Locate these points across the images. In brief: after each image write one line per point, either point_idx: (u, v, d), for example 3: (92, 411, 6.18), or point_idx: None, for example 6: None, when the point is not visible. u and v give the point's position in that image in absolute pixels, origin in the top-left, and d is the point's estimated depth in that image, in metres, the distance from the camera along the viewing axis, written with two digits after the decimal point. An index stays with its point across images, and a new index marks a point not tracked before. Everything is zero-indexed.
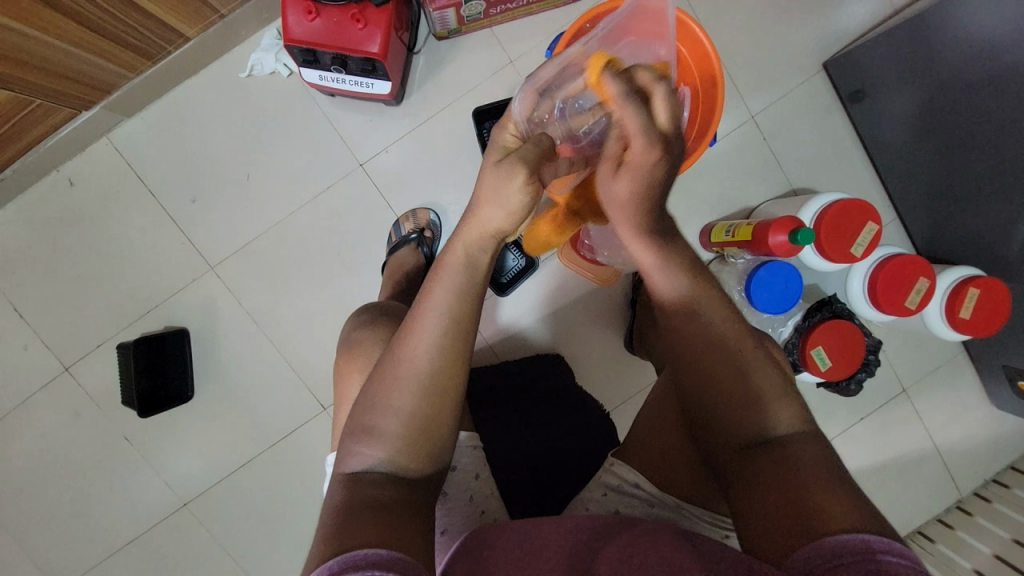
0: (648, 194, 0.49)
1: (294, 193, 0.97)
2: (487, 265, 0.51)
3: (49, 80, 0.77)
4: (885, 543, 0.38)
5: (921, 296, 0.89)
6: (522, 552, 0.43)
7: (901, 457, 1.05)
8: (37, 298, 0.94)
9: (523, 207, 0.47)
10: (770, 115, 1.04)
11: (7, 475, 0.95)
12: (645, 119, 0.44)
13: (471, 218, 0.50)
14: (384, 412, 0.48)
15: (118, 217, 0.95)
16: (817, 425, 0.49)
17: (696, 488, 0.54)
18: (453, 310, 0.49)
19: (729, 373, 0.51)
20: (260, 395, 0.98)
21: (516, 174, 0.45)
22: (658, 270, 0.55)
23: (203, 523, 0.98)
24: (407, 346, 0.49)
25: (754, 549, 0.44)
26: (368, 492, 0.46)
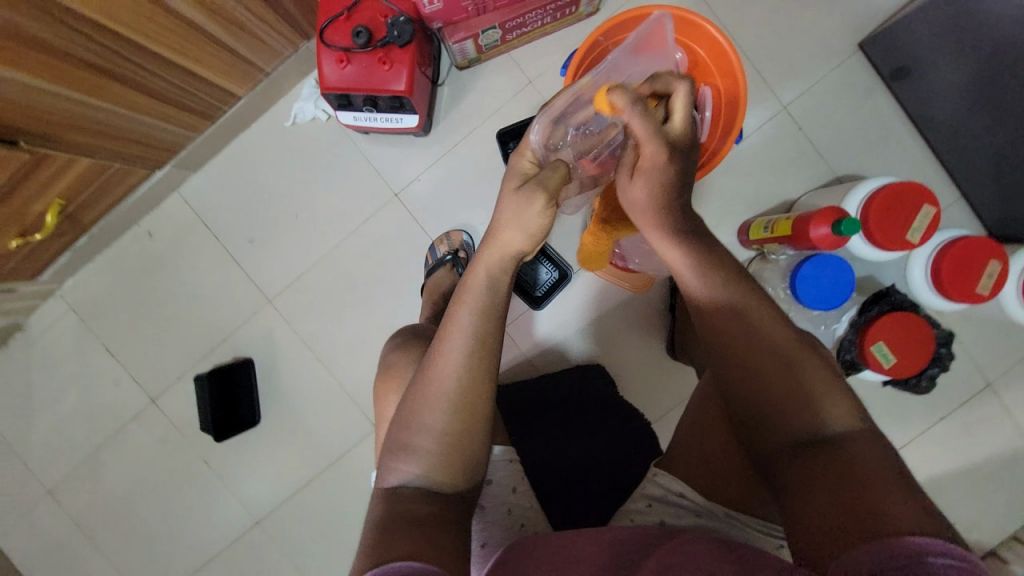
0: (664, 193, 0.56)
1: (339, 226, 1.04)
2: (505, 285, 0.55)
3: (125, 146, 0.85)
4: (940, 545, 0.36)
5: (994, 281, 0.82)
6: (558, 557, 0.43)
7: (991, 458, 0.95)
8: (127, 339, 1.06)
9: (541, 228, 0.54)
10: (804, 103, 1.00)
11: (108, 498, 1.06)
12: (655, 124, 0.52)
13: (492, 242, 0.54)
14: (418, 429, 0.51)
15: (190, 261, 1.06)
16: (874, 422, 0.46)
17: (744, 497, 0.53)
18: (478, 329, 0.52)
19: (771, 371, 0.48)
20: (318, 417, 1.04)
21: (536, 198, 0.52)
22: (692, 274, 0.54)
23: (273, 540, 1.05)
24: (435, 365, 0.52)
25: (806, 559, 0.41)
26: (405, 507, 0.48)
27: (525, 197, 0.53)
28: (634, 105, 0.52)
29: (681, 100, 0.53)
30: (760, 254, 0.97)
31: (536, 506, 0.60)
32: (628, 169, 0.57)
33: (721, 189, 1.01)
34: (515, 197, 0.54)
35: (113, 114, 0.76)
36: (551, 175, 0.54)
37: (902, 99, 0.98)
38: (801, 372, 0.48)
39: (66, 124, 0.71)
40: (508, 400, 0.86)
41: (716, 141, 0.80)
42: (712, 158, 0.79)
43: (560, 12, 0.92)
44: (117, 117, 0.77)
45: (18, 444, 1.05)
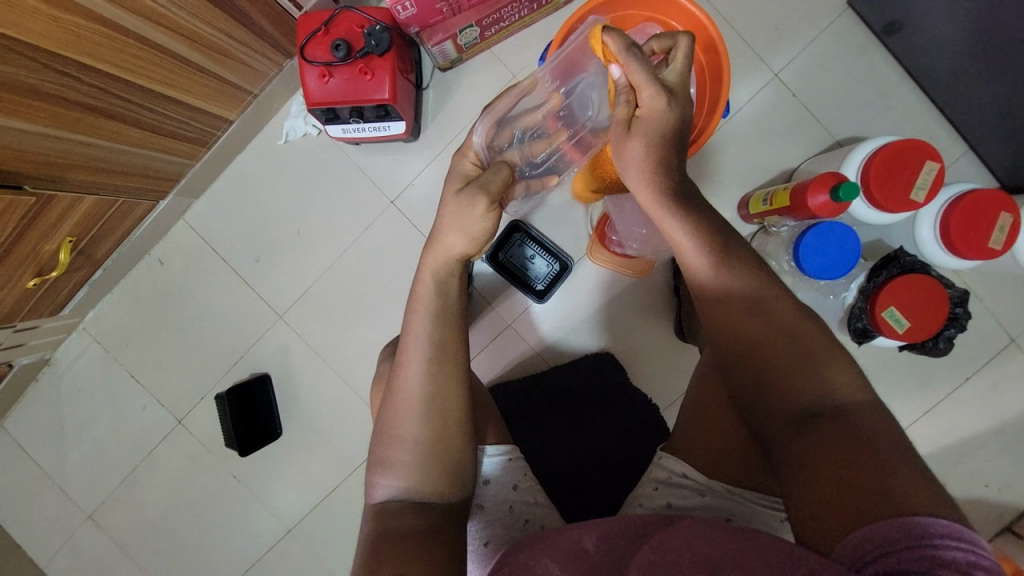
0: (662, 147, 0.55)
1: (340, 237, 1.06)
2: (456, 288, 0.58)
3: (128, 179, 0.88)
4: (943, 527, 0.34)
5: (1006, 234, 0.79)
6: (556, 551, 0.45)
7: (1019, 414, 0.92)
8: (150, 364, 1.10)
9: (484, 230, 0.57)
10: (796, 69, 0.98)
11: (146, 518, 1.10)
12: (649, 70, 0.54)
13: (434, 251, 0.58)
14: (394, 441, 0.53)
15: (201, 284, 1.09)
16: (872, 392, 0.45)
17: (749, 473, 0.53)
18: (431, 333, 0.54)
19: (760, 345, 0.48)
20: (337, 425, 1.07)
21: (479, 204, 0.56)
22: (691, 249, 0.53)
23: (307, 546, 1.08)
24: (399, 375, 0.54)
25: (804, 538, 0.41)
26: (393, 523, 0.50)
27: (467, 203, 0.56)
28: (629, 48, 0.53)
29: (681, 53, 0.55)
30: (762, 228, 0.95)
31: (540, 500, 0.60)
32: (621, 124, 0.57)
33: (717, 165, 0.99)
34: (456, 205, 0.57)
35: (110, 150, 0.78)
36: (493, 178, 0.58)
37: (898, 54, 0.95)
38: (785, 348, 0.47)
39: (70, 164, 0.74)
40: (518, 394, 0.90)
41: (702, 119, 0.79)
42: (700, 135, 0.79)
43: (536, 3, 0.92)
44: (110, 154, 0.79)
45: (58, 473, 1.10)
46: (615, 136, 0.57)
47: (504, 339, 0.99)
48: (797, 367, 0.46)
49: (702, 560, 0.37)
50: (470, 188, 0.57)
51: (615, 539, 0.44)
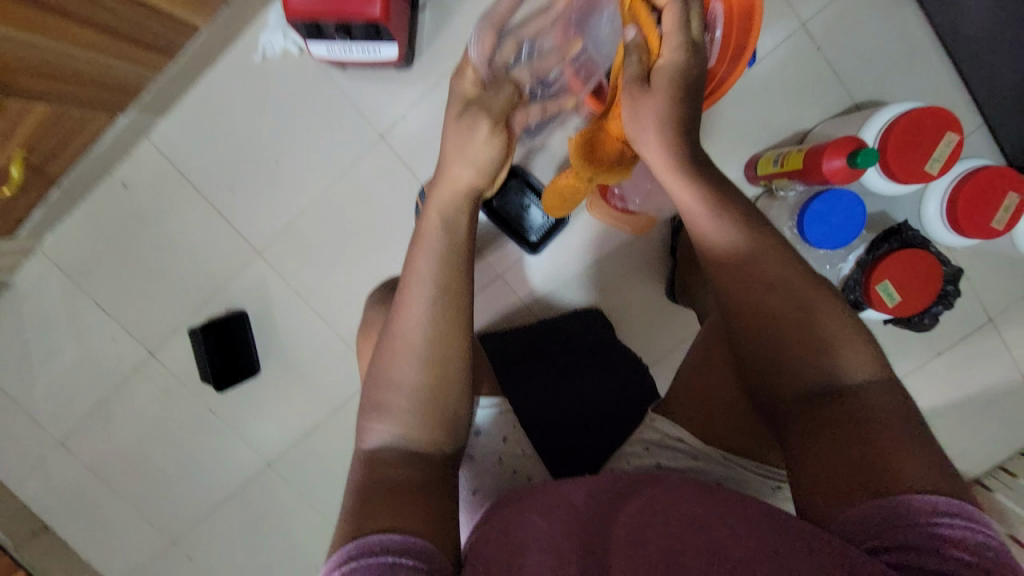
0: (681, 104, 0.53)
1: (324, 171, 0.98)
2: (463, 226, 0.54)
3: (81, 89, 0.77)
4: (955, 507, 0.36)
5: (1010, 214, 0.78)
6: (551, 502, 0.44)
7: (984, 391, 0.96)
8: (117, 294, 1.04)
9: (487, 160, 0.55)
10: (824, 20, 0.91)
11: (120, 447, 1.09)
12: (681, 22, 0.54)
13: (443, 182, 0.55)
14: (390, 386, 0.50)
15: (171, 212, 1.01)
16: (890, 369, 0.44)
17: (749, 441, 0.52)
18: (437, 275, 0.51)
19: (778, 317, 0.46)
20: (318, 366, 1.05)
21: (480, 125, 0.55)
22: (706, 216, 0.49)
23: (287, 480, 1.10)
24: (399, 318, 0.51)
25: (806, 512, 0.42)
26: (384, 472, 0.48)
27: (470, 125, 0.55)
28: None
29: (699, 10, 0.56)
30: (768, 191, 0.92)
31: (528, 451, 0.60)
32: (637, 83, 0.56)
33: (729, 121, 0.94)
34: (459, 129, 0.55)
35: (58, 52, 0.68)
36: (494, 98, 0.57)
37: (931, 14, 0.88)
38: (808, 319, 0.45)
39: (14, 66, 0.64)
40: (504, 345, 0.87)
41: (725, 68, 0.72)
42: (718, 89, 0.72)
43: None
44: (60, 57, 0.69)
45: (24, 400, 1.07)
46: (632, 95, 0.55)
47: (494, 289, 0.96)
48: (817, 338, 0.44)
49: (695, 520, 0.37)
50: (471, 111, 0.56)
51: (600, 496, 0.44)
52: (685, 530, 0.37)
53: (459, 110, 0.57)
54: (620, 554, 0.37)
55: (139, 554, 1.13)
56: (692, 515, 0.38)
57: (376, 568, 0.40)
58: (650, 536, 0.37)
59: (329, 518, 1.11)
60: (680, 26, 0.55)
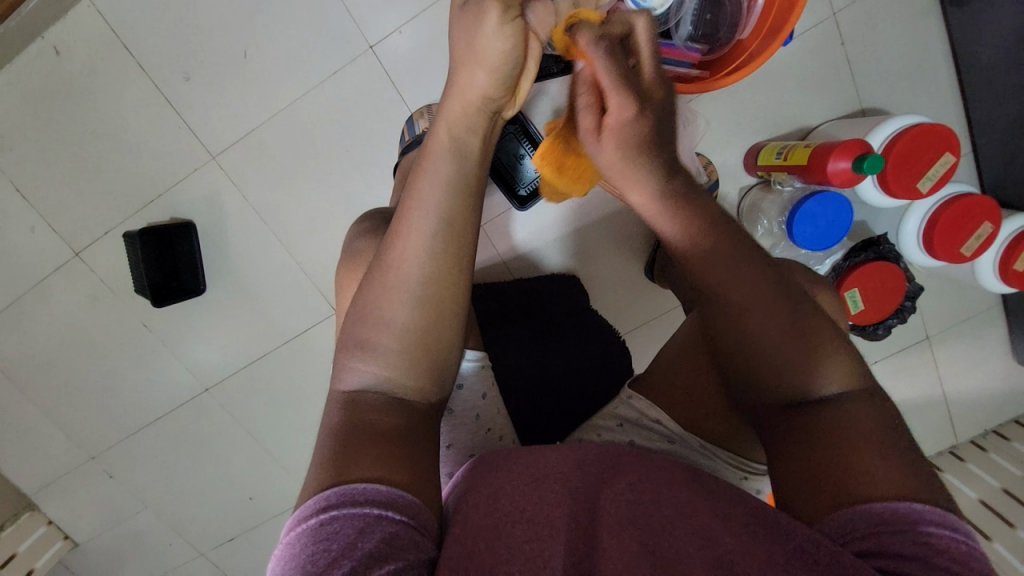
0: (638, 151, 0.50)
1: (299, 76, 0.87)
2: (476, 149, 0.49)
3: None
4: (938, 516, 0.36)
5: (980, 243, 0.82)
6: (532, 473, 0.43)
7: (910, 402, 1.04)
8: (35, 178, 0.90)
9: (501, 54, 0.45)
10: (853, 13, 0.87)
11: (32, 351, 0.98)
12: (618, 72, 0.48)
13: (453, 94, 0.48)
14: (378, 323, 0.46)
15: (109, 92, 0.87)
16: (871, 381, 0.44)
17: (724, 432, 0.53)
18: (441, 206, 0.46)
19: (779, 313, 0.45)
20: (271, 294, 0.97)
21: (488, 11, 0.43)
22: (666, 218, 0.51)
23: (224, 407, 1.04)
24: (395, 250, 0.46)
25: (789, 509, 0.42)
26: (366, 416, 0.44)
27: (476, 15, 0.44)
28: (596, 46, 0.48)
29: (643, 34, 0.49)
30: (764, 183, 0.91)
31: (502, 411, 0.61)
32: (591, 125, 0.52)
33: (741, 103, 0.90)
34: (465, 23, 0.46)
35: None
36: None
37: (953, 29, 0.87)
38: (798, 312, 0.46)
39: None
40: (482, 300, 0.83)
41: (759, 42, 0.68)
42: (748, 63, 0.69)
43: None
44: None
45: None
46: (586, 141, 0.53)
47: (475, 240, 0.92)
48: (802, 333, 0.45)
49: (688, 511, 0.38)
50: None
51: (589, 466, 0.44)
52: (678, 515, 0.38)
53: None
54: (609, 523, 0.38)
55: (50, 465, 1.05)
56: (685, 502, 0.39)
57: (360, 519, 0.37)
58: (648, 518, 0.38)
59: (268, 450, 1.07)
60: (621, 68, 0.48)
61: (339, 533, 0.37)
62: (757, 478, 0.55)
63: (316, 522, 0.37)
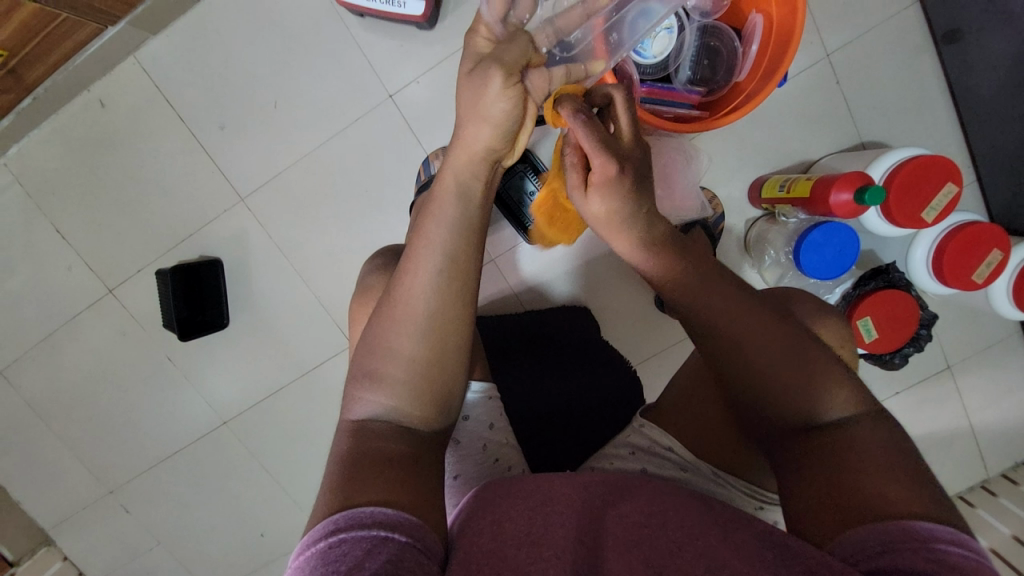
0: (625, 204, 0.51)
1: (323, 124, 0.93)
2: (479, 194, 0.52)
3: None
4: (947, 534, 0.36)
5: (991, 270, 0.82)
6: (539, 499, 0.46)
7: (936, 434, 1.01)
8: (78, 221, 0.96)
9: (503, 113, 0.49)
10: (847, 54, 0.92)
11: (61, 385, 1.02)
12: (599, 135, 0.49)
13: (458, 145, 0.52)
14: (385, 356, 0.48)
15: (150, 141, 0.94)
16: (874, 402, 0.46)
17: (735, 460, 0.54)
18: (448, 245, 0.49)
19: (783, 343, 0.48)
20: (290, 328, 1.00)
21: (491, 77, 0.48)
22: (648, 261, 0.54)
23: (241, 440, 1.05)
24: (403, 286, 0.49)
25: (801, 533, 0.43)
26: (373, 443, 0.46)
27: (479, 79, 0.49)
28: (578, 115, 0.49)
29: (621, 107, 0.53)
30: (769, 215, 0.93)
31: (511, 442, 0.61)
32: (579, 181, 0.53)
33: (740, 138, 0.94)
34: (470, 85, 0.50)
35: None
36: (508, 50, 0.50)
37: (947, 65, 0.91)
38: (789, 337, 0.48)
39: None
40: (493, 330, 0.85)
41: (756, 82, 0.72)
42: (745, 103, 0.72)
43: None
44: None
45: None
46: (573, 196, 0.54)
47: (486, 273, 0.95)
48: (799, 360, 0.47)
49: (692, 532, 0.41)
50: (481, 64, 0.49)
51: (594, 489, 0.47)
52: (683, 540, 0.40)
53: (471, 63, 0.51)
54: (615, 545, 0.41)
55: (71, 499, 1.06)
56: (688, 526, 0.42)
57: (368, 541, 0.38)
58: (653, 539, 0.40)
59: (282, 485, 1.07)
60: (603, 134, 0.50)
61: (348, 555, 0.37)
62: (771, 508, 0.55)
63: (326, 545, 0.38)
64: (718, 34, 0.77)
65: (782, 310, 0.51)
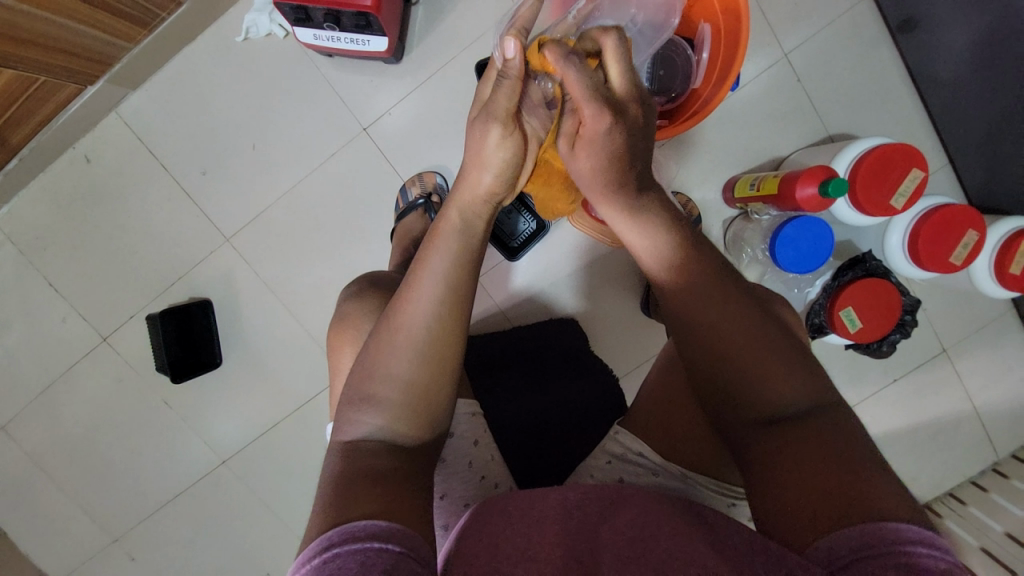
0: (611, 163, 0.53)
1: (302, 161, 0.96)
2: (482, 232, 0.55)
3: (63, 59, 0.79)
4: (917, 535, 0.36)
5: (968, 251, 0.82)
6: (523, 520, 0.46)
7: (938, 419, 0.99)
8: (69, 275, 0.99)
9: (503, 161, 0.54)
10: (805, 52, 0.94)
11: (61, 435, 1.03)
12: (592, 84, 0.50)
13: (461, 186, 0.55)
14: (384, 380, 0.49)
15: (135, 191, 0.97)
16: (845, 401, 0.47)
17: (709, 459, 0.55)
18: (448, 277, 0.51)
19: (778, 346, 0.48)
20: (282, 362, 1.01)
21: (489, 129, 0.52)
22: (657, 263, 0.54)
23: (241, 478, 1.05)
24: (403, 313, 0.50)
25: (772, 533, 0.43)
26: (362, 463, 0.47)
27: (481, 128, 0.53)
28: (569, 61, 0.49)
29: (613, 53, 0.51)
30: (743, 213, 0.95)
31: (496, 458, 0.62)
32: (568, 140, 0.56)
33: (710, 141, 0.96)
34: (472, 135, 0.55)
35: (58, 26, 0.73)
36: (502, 94, 0.52)
37: (905, 54, 0.92)
38: (780, 342, 0.49)
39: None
40: (476, 351, 0.86)
41: (712, 87, 0.74)
42: (704, 107, 0.74)
43: None
44: (48, 26, 0.72)
45: None
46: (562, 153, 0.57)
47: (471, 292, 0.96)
48: (791, 365, 0.48)
49: (681, 539, 0.42)
50: (478, 118, 0.54)
51: (586, 504, 0.48)
52: (669, 548, 0.41)
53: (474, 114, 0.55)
54: (599, 563, 0.41)
55: (77, 551, 1.06)
56: (673, 537, 0.42)
57: (361, 553, 0.38)
58: (647, 554, 0.41)
59: (285, 521, 1.06)
60: (595, 83, 0.51)
61: (342, 568, 0.37)
62: (742, 504, 0.56)
63: (320, 561, 0.38)
64: (672, 45, 0.80)
65: (761, 304, 0.51)
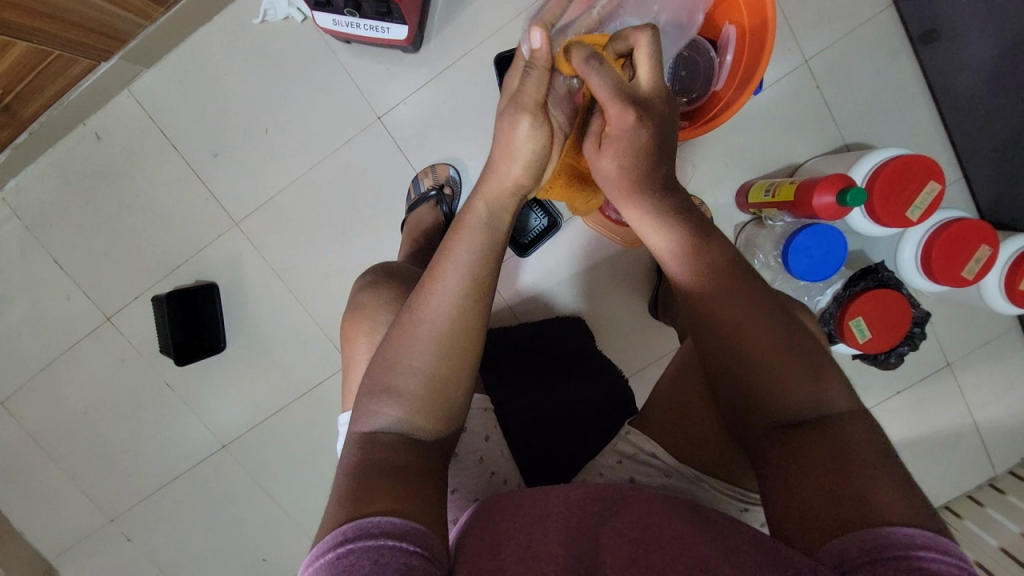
0: (637, 162, 0.52)
1: (314, 147, 0.95)
2: (506, 225, 0.54)
3: (78, 33, 0.78)
4: (929, 540, 0.37)
5: (980, 265, 0.82)
6: (534, 515, 0.46)
7: (938, 432, 1.00)
8: (75, 252, 0.98)
9: (530, 151, 0.53)
10: (825, 60, 0.93)
11: (61, 413, 1.02)
12: (614, 85, 0.50)
13: (490, 179, 0.54)
14: (404, 372, 0.49)
15: (145, 170, 0.96)
16: (865, 407, 0.47)
17: (725, 463, 0.55)
18: (473, 270, 0.50)
19: (799, 351, 0.48)
20: (286, 349, 1.01)
21: (519, 119, 0.52)
22: (679, 264, 0.52)
23: (240, 463, 1.05)
24: (427, 305, 0.50)
25: (784, 535, 0.43)
26: (380, 455, 0.47)
27: (511, 118, 0.53)
28: (591, 62, 0.50)
29: (644, 52, 0.51)
30: (756, 219, 0.94)
31: (504, 454, 0.62)
32: (595, 140, 0.56)
33: (726, 145, 0.95)
34: (501, 126, 0.54)
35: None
36: (530, 85, 0.53)
37: (926, 66, 0.92)
38: (802, 347, 0.48)
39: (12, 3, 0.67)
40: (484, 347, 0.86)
41: (734, 89, 0.73)
42: (724, 111, 0.73)
43: None
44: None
45: None
46: (588, 153, 0.56)
47: None
48: (811, 375, 0.47)
49: (683, 540, 0.42)
50: (507, 109, 0.53)
51: (594, 503, 0.48)
52: (677, 550, 0.41)
53: (504, 104, 0.55)
54: (611, 561, 0.41)
55: (74, 529, 1.06)
56: (679, 539, 0.42)
57: (375, 551, 0.38)
58: (649, 555, 0.41)
59: (282, 508, 1.06)
60: (618, 83, 0.51)
61: (356, 565, 0.37)
62: (755, 508, 0.56)
63: (333, 557, 0.38)
64: (694, 49, 0.80)
65: (785, 308, 0.51)
